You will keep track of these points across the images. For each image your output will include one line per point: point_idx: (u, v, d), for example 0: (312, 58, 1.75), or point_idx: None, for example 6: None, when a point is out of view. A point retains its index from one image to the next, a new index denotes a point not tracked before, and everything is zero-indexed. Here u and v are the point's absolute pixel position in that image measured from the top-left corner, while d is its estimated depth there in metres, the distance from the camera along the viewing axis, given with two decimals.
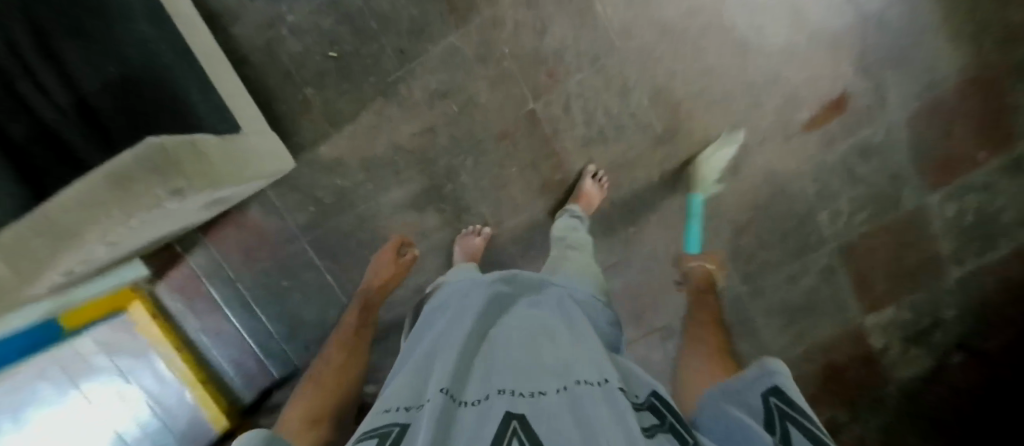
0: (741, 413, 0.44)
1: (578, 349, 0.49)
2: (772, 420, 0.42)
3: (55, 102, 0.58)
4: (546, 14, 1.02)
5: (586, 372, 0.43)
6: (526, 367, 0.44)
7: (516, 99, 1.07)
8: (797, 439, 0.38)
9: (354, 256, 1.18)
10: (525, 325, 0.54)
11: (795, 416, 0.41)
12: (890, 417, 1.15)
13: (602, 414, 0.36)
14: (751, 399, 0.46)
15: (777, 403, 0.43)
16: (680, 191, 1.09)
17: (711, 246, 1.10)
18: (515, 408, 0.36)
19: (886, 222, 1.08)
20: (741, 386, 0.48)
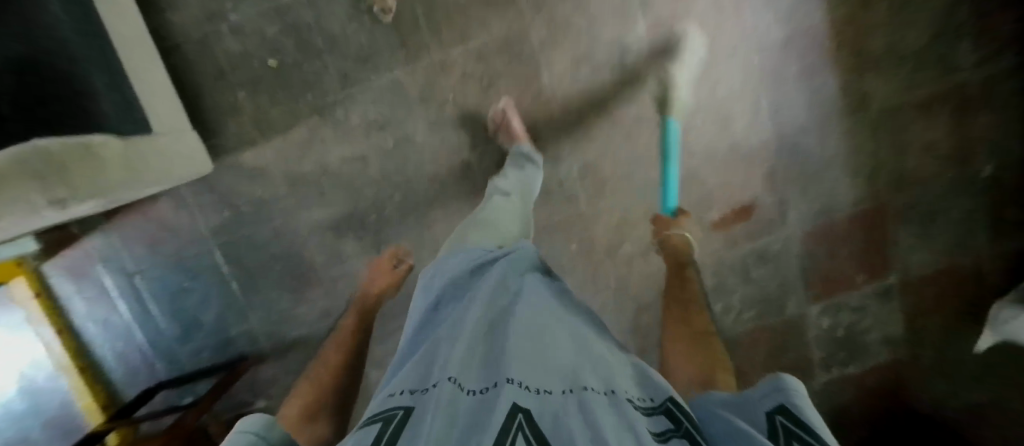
0: (744, 424, 0.35)
1: (601, 356, 0.43)
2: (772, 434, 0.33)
3: None
4: (495, 72, 1.03)
5: (611, 382, 0.38)
6: (542, 363, 0.39)
7: (453, 146, 1.08)
8: None
9: (263, 268, 1.15)
10: (544, 315, 0.48)
11: (802, 434, 0.32)
12: None
13: (624, 424, 0.30)
14: (757, 416, 0.36)
15: (785, 424, 0.34)
16: (593, 261, 1.14)
17: (613, 316, 1.17)
18: (521, 400, 0.31)
19: (770, 323, 1.17)
20: (750, 396, 0.39)
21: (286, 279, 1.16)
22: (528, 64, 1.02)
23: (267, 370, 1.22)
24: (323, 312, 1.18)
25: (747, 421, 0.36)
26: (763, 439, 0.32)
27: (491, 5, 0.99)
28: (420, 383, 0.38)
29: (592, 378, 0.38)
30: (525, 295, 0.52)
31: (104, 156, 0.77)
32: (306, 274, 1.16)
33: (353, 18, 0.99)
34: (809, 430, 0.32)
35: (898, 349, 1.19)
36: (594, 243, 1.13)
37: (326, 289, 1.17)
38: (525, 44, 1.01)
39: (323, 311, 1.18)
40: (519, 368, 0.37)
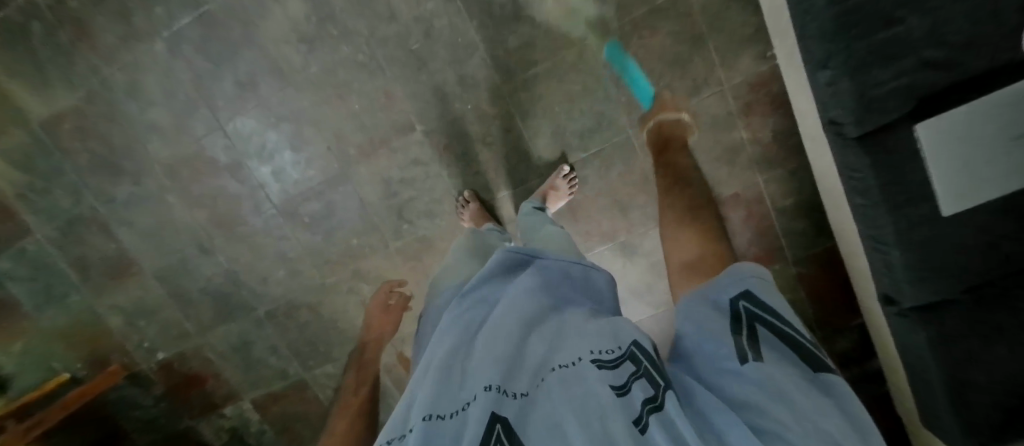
0: (713, 321, 0.42)
1: (569, 325, 0.49)
2: (739, 325, 0.41)
3: None
4: (496, 147, 1.09)
5: (578, 350, 0.43)
6: (518, 360, 0.44)
7: (422, 113, 1.07)
8: (769, 341, 0.39)
9: None
10: (515, 298, 0.53)
11: (766, 318, 0.41)
12: (160, 420, 1.35)
13: (594, 390, 0.36)
14: (721, 307, 0.44)
15: (745, 306, 0.42)
16: (342, 261, 1.19)
17: (292, 283, 1.22)
18: (497, 407, 0.36)
19: (320, 411, 1.31)
20: (709, 293, 0.46)
21: None
22: (508, 177, 1.10)
23: None
24: None
25: (719, 317, 0.43)
26: (725, 341, 0.40)
27: (555, 136, 1.06)
28: (420, 408, 0.39)
29: (559, 357, 0.43)
30: (498, 296, 0.57)
31: None
32: None
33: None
34: (770, 312, 0.42)
35: None
36: (357, 259, 1.19)
37: None
38: (526, 172, 1.10)
39: None
40: (497, 368, 0.42)
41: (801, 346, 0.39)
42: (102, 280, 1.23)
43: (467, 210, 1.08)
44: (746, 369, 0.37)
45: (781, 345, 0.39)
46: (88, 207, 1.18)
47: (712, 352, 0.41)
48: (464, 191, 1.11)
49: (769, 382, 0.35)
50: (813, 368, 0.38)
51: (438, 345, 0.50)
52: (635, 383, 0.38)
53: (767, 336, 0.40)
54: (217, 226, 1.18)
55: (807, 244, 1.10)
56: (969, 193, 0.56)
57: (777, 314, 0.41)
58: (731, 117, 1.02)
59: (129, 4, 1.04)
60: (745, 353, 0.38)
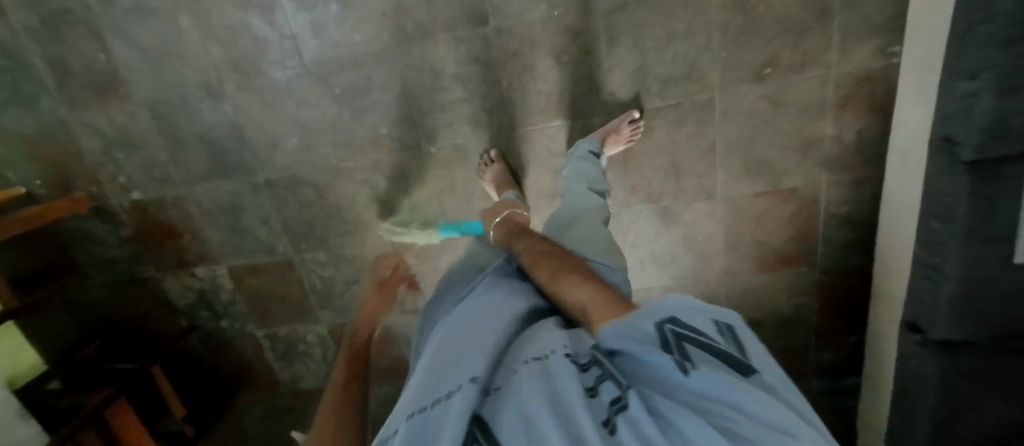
0: (643, 336, 0.38)
1: (544, 327, 0.48)
2: (666, 344, 0.37)
3: None
4: (569, 69, 0.97)
5: (549, 346, 0.42)
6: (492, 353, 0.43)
7: (501, 6, 0.93)
8: (703, 357, 0.34)
9: None
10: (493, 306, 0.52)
11: (699, 336, 0.36)
12: (122, 259, 1.23)
13: (567, 388, 0.35)
14: (642, 328, 0.39)
15: (673, 328, 0.38)
16: (365, 148, 1.08)
17: (303, 157, 1.10)
18: (474, 405, 0.35)
19: (301, 294, 1.25)
20: (630, 320, 0.41)
21: None
22: (571, 105, 1.01)
23: None
24: None
25: (647, 331, 0.39)
26: (662, 354, 0.36)
27: (636, 76, 0.96)
28: (407, 408, 0.37)
29: (528, 353, 0.42)
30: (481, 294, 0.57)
31: None
32: None
33: None
34: (702, 331, 0.37)
35: (286, 390, 1.39)
36: (382, 150, 1.08)
37: None
38: (592, 106, 1.00)
39: None
40: (475, 362, 0.40)
41: (732, 354, 0.35)
42: (82, 94, 1.06)
43: (490, 169, 1.04)
44: (691, 378, 0.33)
45: (712, 351, 0.35)
46: (79, 2, 0.98)
47: (646, 361, 0.37)
48: (489, 149, 1.06)
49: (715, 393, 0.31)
50: (755, 371, 0.34)
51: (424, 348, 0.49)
52: (602, 383, 0.36)
53: (703, 354, 0.35)
54: (231, 69, 1.02)
55: (840, 256, 1.09)
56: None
57: (708, 323, 0.37)
58: (823, 107, 0.95)
59: None
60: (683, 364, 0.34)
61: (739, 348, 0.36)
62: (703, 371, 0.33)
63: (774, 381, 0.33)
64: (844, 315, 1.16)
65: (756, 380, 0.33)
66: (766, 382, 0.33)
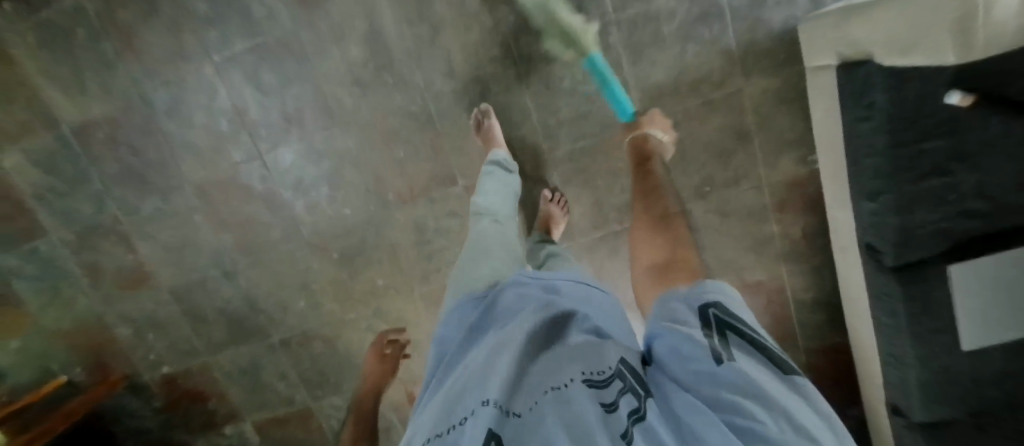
0: (681, 323, 0.40)
1: (557, 341, 0.45)
2: (707, 327, 0.38)
3: None
4: (534, 210, 1.10)
5: (565, 371, 0.39)
6: (505, 367, 0.41)
7: (466, 169, 1.07)
8: (738, 346, 0.36)
9: None
10: (520, 321, 0.49)
11: (737, 325, 0.38)
12: (156, 426, 1.33)
13: (589, 413, 0.32)
14: (689, 311, 0.41)
15: (715, 313, 0.40)
16: (366, 300, 1.19)
17: (311, 314, 1.21)
18: (490, 426, 0.33)
19: (322, 437, 1.32)
20: (682, 299, 0.44)
21: None
22: None
23: None
24: (268, 11, 0.98)
25: (684, 327, 0.39)
26: (698, 340, 0.37)
27: (592, 207, 1.09)
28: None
29: (549, 375, 0.40)
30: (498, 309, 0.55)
31: None
32: None
33: (587, 76, 0.99)
34: (738, 320, 0.39)
35: None
36: (380, 298, 1.19)
37: (297, 17, 0.99)
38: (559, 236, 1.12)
39: (265, 14, 0.99)
40: (486, 379, 0.39)
41: (763, 346, 0.37)
42: (115, 290, 1.21)
43: None
44: (724, 370, 0.33)
45: (750, 347, 0.36)
46: (111, 217, 1.15)
47: (677, 354, 0.37)
48: None
49: (748, 376, 0.32)
50: (781, 371, 0.34)
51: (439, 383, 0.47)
52: (622, 398, 0.35)
53: (738, 342, 0.37)
54: (243, 251, 1.16)
55: (819, 336, 1.13)
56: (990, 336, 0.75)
57: (745, 322, 0.39)
58: (765, 210, 1.05)
59: (180, 21, 1.00)
60: (716, 352, 0.35)
61: (769, 348, 0.37)
62: (737, 365, 0.33)
63: (804, 383, 0.33)
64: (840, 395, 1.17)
65: (787, 384, 0.33)
66: (796, 384, 0.33)
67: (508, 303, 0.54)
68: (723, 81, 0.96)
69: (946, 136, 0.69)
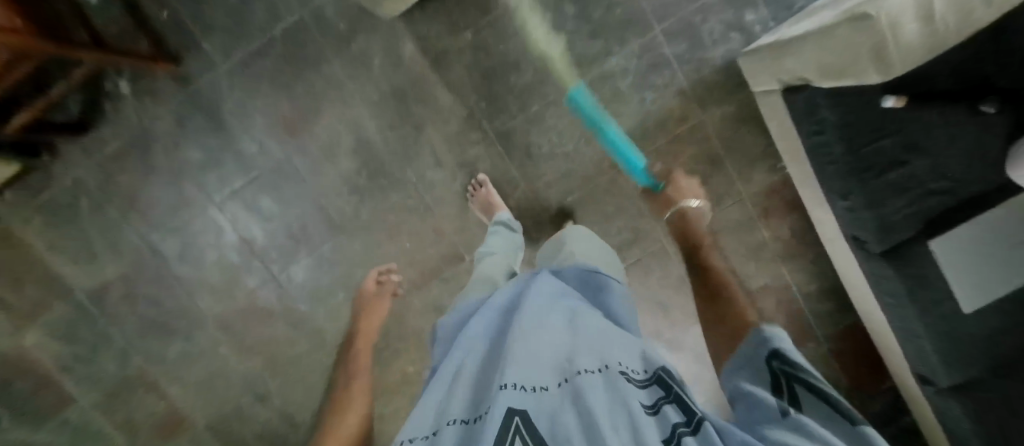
0: (756, 383, 0.45)
1: (591, 335, 0.50)
2: (780, 386, 0.43)
3: None
4: None
5: (603, 363, 0.44)
6: (541, 357, 0.46)
7: (470, 245, 1.13)
8: (807, 400, 0.40)
9: (288, 76, 1.01)
10: (547, 319, 0.53)
11: (804, 377, 0.43)
12: None
13: (632, 403, 0.38)
14: (759, 367, 0.47)
15: (781, 365, 0.45)
16: (400, 391, 1.21)
17: None
18: (517, 402, 0.37)
19: None
20: (750, 350, 0.49)
21: (280, 98, 1.02)
22: None
23: (161, 93, 1.01)
24: (258, 145, 1.05)
25: (757, 385, 0.45)
26: (766, 398, 0.42)
27: None
28: (448, 410, 0.40)
29: (581, 360, 0.44)
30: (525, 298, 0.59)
31: None
32: (295, 119, 1.03)
33: (562, 138, 1.07)
34: (804, 371, 0.44)
35: None
36: (413, 385, 1.21)
37: (286, 145, 1.05)
38: None
39: (256, 149, 1.05)
40: (524, 362, 0.44)
41: (831, 400, 0.39)
42: (151, 439, 1.21)
43: None
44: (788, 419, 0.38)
45: (817, 399, 0.40)
46: (137, 367, 1.16)
47: (747, 403, 0.43)
48: None
49: (811, 427, 0.36)
50: (844, 419, 0.37)
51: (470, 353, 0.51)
52: (664, 404, 0.40)
53: (804, 396, 0.41)
54: (272, 370, 1.18)
55: (834, 322, 1.18)
56: (984, 293, 0.83)
57: (812, 377, 0.43)
58: (753, 219, 1.12)
59: (176, 172, 1.06)
60: (782, 407, 0.40)
61: (840, 400, 0.39)
62: (801, 417, 0.38)
63: (869, 430, 0.35)
64: (869, 373, 1.21)
65: (849, 434, 0.35)
66: (858, 431, 0.35)
67: (535, 297, 0.58)
68: (685, 117, 1.05)
69: (897, 133, 0.78)
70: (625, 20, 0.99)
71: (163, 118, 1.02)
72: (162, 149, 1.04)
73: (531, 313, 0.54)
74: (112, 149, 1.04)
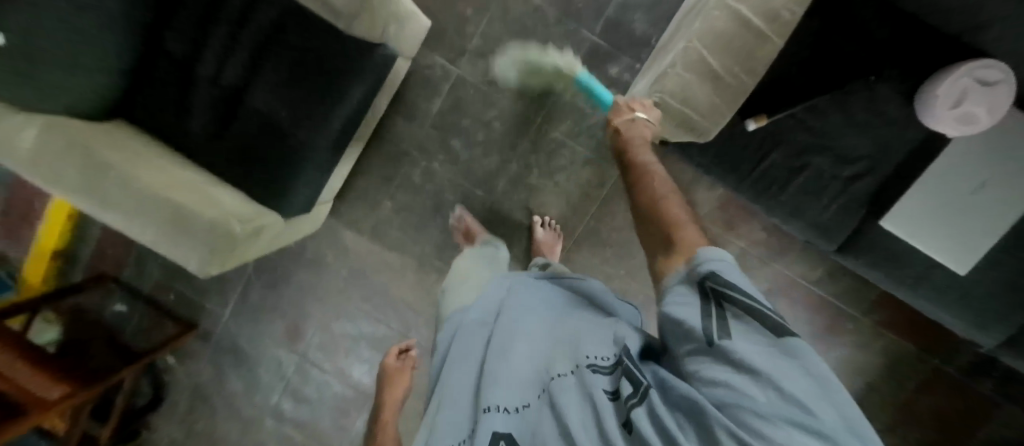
0: (683, 302, 0.33)
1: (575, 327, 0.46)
2: (705, 303, 0.32)
3: (251, 101, 0.82)
4: None
5: (577, 352, 0.41)
6: (517, 374, 0.44)
7: None
8: (741, 320, 0.29)
9: (273, 296, 1.20)
10: (530, 323, 0.51)
11: (732, 291, 0.31)
12: None
13: (592, 399, 0.34)
14: (687, 288, 0.34)
15: (710, 287, 0.32)
16: None
17: None
18: (502, 426, 0.39)
19: None
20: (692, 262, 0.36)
21: (275, 316, 1.21)
22: None
23: (198, 349, 1.25)
24: (276, 357, 1.23)
25: (680, 305, 0.33)
26: (695, 319, 0.31)
27: None
28: (447, 430, 0.44)
29: (557, 364, 0.42)
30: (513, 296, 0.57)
31: (264, 234, 0.83)
32: (293, 327, 1.21)
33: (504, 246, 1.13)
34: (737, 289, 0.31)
35: None
36: None
37: (295, 349, 1.23)
38: None
39: (276, 361, 1.24)
40: (498, 388, 0.42)
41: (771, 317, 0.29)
42: None
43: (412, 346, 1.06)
44: (714, 356, 0.28)
45: (746, 316, 0.29)
46: None
47: (678, 333, 0.33)
48: None
49: (740, 363, 0.26)
50: (775, 336, 0.27)
51: (470, 354, 0.52)
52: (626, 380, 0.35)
53: (733, 311, 0.30)
54: None
55: (866, 296, 1.07)
56: (972, 250, 0.72)
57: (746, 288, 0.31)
58: (722, 236, 1.07)
59: (231, 403, 1.27)
60: (709, 330, 0.30)
61: (771, 314, 0.29)
62: (725, 344, 0.28)
63: (798, 347, 0.26)
64: (938, 331, 1.06)
65: (778, 350, 0.26)
66: (789, 352, 0.26)
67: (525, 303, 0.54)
68: (601, 179, 1.07)
69: (777, 146, 0.74)
70: (503, 129, 1.07)
71: (207, 367, 1.26)
72: (214, 389, 1.27)
73: (513, 318, 0.52)
74: (185, 403, 1.29)
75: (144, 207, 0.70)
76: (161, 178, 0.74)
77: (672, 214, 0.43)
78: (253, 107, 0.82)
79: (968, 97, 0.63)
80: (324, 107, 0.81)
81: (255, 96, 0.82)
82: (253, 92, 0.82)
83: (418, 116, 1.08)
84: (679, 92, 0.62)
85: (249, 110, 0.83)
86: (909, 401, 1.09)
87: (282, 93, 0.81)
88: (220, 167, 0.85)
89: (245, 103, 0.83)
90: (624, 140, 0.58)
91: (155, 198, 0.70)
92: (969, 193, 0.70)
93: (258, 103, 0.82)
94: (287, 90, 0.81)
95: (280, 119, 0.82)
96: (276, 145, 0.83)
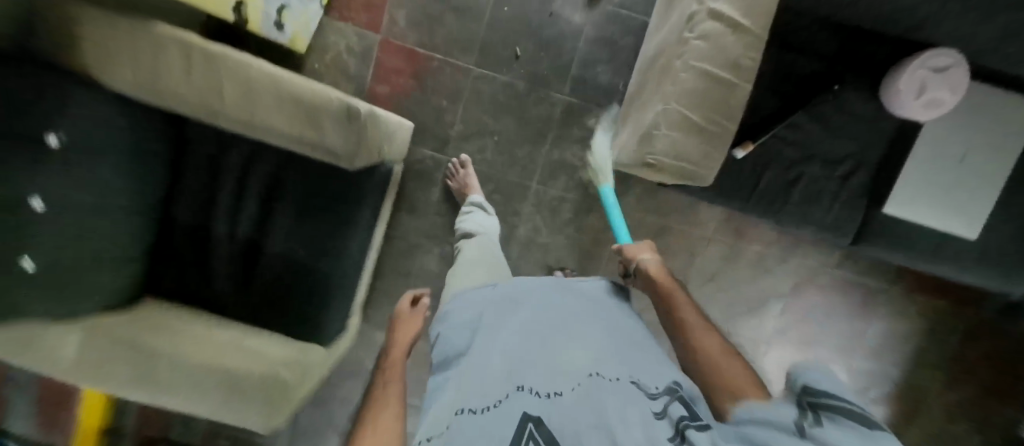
0: (775, 403, 0.30)
1: (615, 343, 0.44)
2: (798, 405, 0.28)
3: (268, 247, 0.86)
4: None
5: (619, 368, 0.38)
6: (550, 366, 0.39)
7: None
8: (839, 415, 0.25)
9: (320, 416, 1.19)
10: (562, 325, 0.47)
11: (830, 395, 0.27)
12: None
13: (639, 417, 0.31)
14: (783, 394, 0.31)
15: (804, 393, 0.29)
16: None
17: None
18: (531, 407, 0.33)
19: None
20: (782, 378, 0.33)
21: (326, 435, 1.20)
22: None
23: None
24: None
25: (770, 404, 0.30)
26: (784, 412, 0.28)
27: None
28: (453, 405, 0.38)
29: (599, 366, 0.38)
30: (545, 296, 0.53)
31: (314, 368, 0.83)
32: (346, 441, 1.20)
33: None
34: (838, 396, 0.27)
35: None
36: None
37: None
38: None
39: None
40: (532, 375, 0.38)
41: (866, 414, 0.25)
42: None
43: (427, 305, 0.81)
44: (808, 439, 0.24)
45: (841, 410, 0.25)
46: None
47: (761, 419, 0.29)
48: None
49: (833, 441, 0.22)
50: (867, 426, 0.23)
51: (486, 335, 0.47)
52: (674, 408, 0.32)
53: (829, 404, 0.26)
54: None
55: (888, 266, 1.09)
56: (975, 214, 0.76)
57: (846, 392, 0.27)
58: (737, 246, 1.09)
59: None
60: (800, 421, 0.26)
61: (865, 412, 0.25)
62: (818, 430, 0.24)
63: (891, 439, 0.22)
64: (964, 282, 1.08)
65: (868, 435, 0.22)
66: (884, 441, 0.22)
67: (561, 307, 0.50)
68: (608, 222, 1.10)
69: (770, 166, 0.78)
70: (504, 200, 1.10)
71: None
72: None
73: (544, 318, 0.48)
74: None
75: (196, 382, 0.71)
76: (205, 348, 0.76)
77: (733, 371, 0.42)
78: (273, 253, 0.86)
79: (928, 86, 0.69)
80: (339, 234, 0.85)
81: (272, 241, 0.86)
82: (269, 239, 0.86)
83: (420, 208, 1.11)
84: (670, 149, 0.66)
85: (269, 257, 0.86)
86: (959, 353, 1.11)
87: (298, 233, 0.86)
88: (255, 316, 0.88)
89: (264, 251, 0.86)
90: (658, 284, 0.59)
91: (203, 371, 0.71)
92: (955, 163, 0.75)
93: (276, 247, 0.86)
94: (302, 230, 0.85)
95: (301, 257, 0.86)
96: (303, 282, 0.86)
